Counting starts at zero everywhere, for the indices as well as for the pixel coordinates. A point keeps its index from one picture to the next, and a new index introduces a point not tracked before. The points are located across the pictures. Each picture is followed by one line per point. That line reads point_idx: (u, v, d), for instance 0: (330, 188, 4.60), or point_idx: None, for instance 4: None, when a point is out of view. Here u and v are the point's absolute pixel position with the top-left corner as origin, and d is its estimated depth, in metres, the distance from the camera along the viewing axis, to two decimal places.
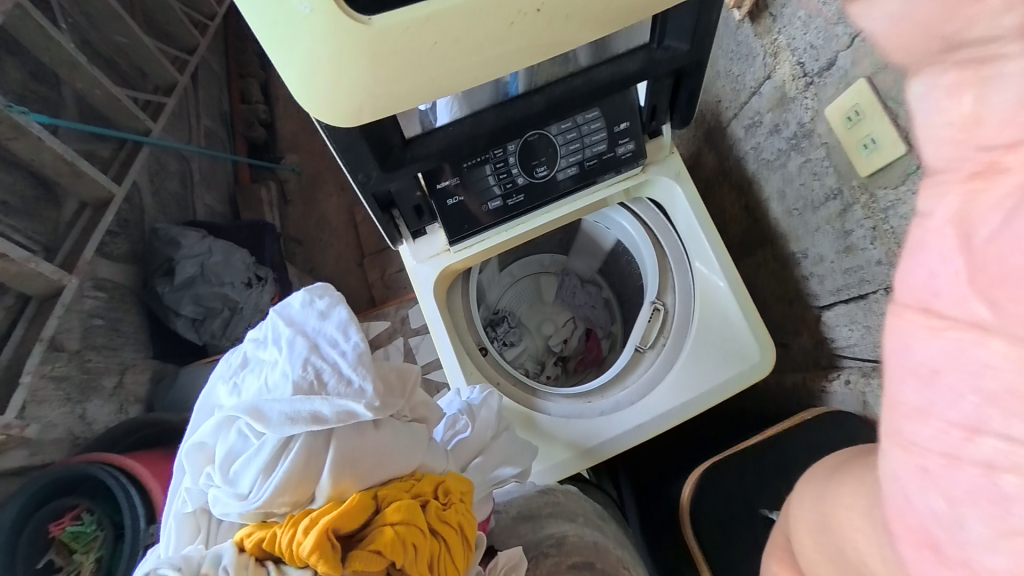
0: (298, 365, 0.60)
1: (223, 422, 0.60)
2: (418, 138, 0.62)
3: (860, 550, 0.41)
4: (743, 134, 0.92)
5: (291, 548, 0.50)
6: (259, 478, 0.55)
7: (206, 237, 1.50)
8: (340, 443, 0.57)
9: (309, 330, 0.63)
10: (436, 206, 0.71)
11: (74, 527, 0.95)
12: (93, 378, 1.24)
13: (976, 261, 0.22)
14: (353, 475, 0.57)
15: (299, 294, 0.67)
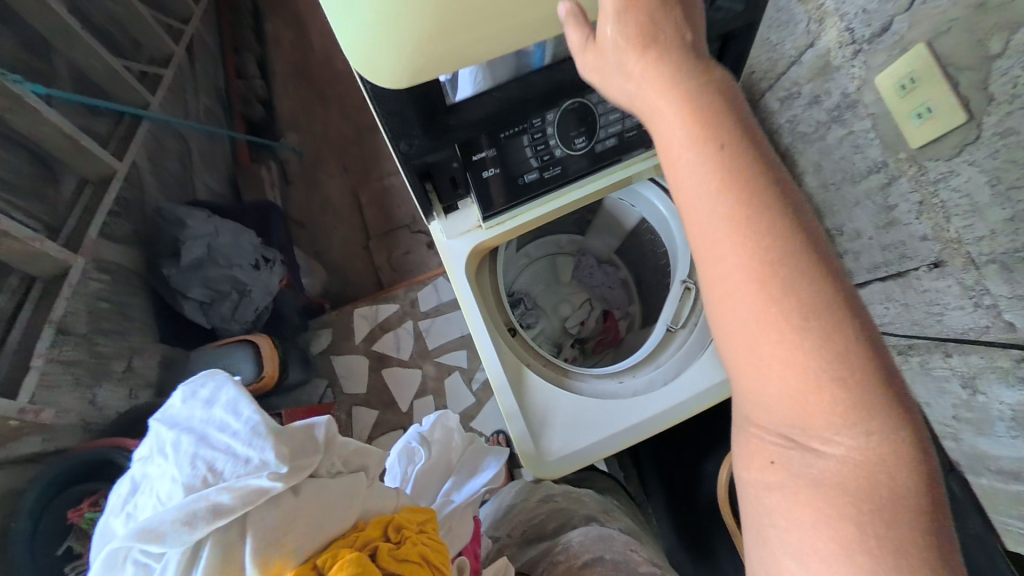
0: (184, 467, 0.48)
1: (106, 563, 0.47)
2: (462, 103, 0.59)
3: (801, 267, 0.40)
4: (779, 106, 0.89)
5: None
6: None
7: (212, 217, 1.45)
8: (257, 528, 0.47)
9: (195, 424, 0.51)
10: (472, 178, 0.69)
11: (93, 513, 0.93)
12: (103, 362, 1.22)
13: None
14: (285, 551, 0.48)
15: (176, 390, 0.54)
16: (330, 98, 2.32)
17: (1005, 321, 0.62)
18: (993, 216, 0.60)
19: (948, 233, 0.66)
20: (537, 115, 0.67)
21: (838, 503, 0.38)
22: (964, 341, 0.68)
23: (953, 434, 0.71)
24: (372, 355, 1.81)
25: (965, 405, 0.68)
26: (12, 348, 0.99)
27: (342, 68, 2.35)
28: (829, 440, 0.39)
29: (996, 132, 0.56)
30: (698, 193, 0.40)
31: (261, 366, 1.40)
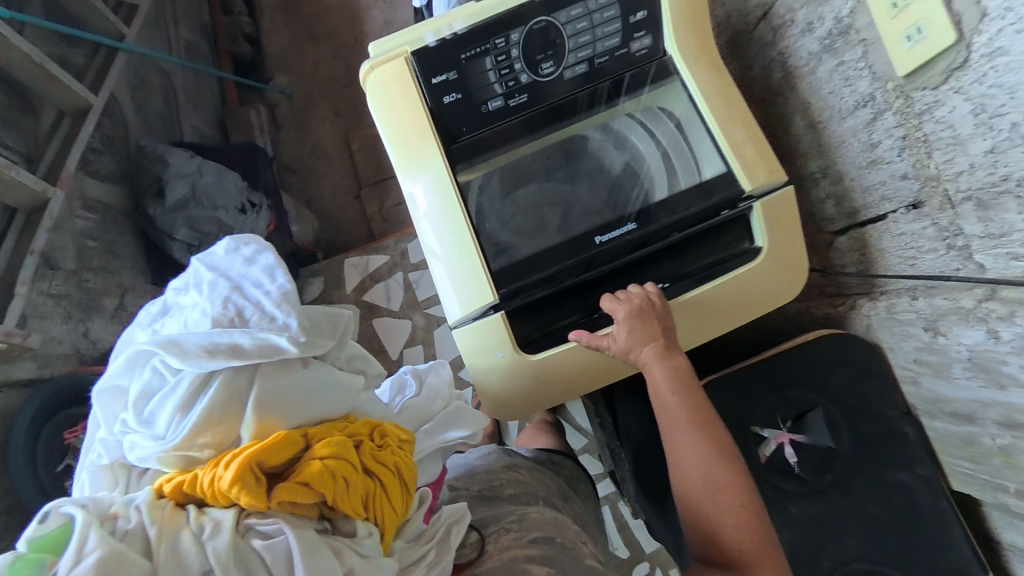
0: (216, 303, 0.51)
1: (136, 357, 0.51)
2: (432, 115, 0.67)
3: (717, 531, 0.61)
4: (770, 38, 0.83)
5: (213, 488, 0.45)
6: (176, 416, 0.48)
7: (195, 157, 1.44)
8: (263, 382, 0.49)
9: (232, 274, 0.53)
10: (432, 103, 0.66)
11: None
12: (93, 298, 1.25)
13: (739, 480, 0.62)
14: (279, 414, 0.50)
15: (224, 240, 0.56)
16: (320, 38, 2.23)
17: (976, 263, 0.60)
18: (974, 148, 0.57)
19: (928, 169, 0.63)
20: (500, 36, 0.66)
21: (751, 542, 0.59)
22: (933, 285, 0.66)
23: (913, 380, 0.70)
24: (362, 305, 1.82)
25: (925, 349, 0.66)
26: None
27: (334, 5, 2.24)
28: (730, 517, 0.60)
29: (985, 52, 0.52)
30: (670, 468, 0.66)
31: None
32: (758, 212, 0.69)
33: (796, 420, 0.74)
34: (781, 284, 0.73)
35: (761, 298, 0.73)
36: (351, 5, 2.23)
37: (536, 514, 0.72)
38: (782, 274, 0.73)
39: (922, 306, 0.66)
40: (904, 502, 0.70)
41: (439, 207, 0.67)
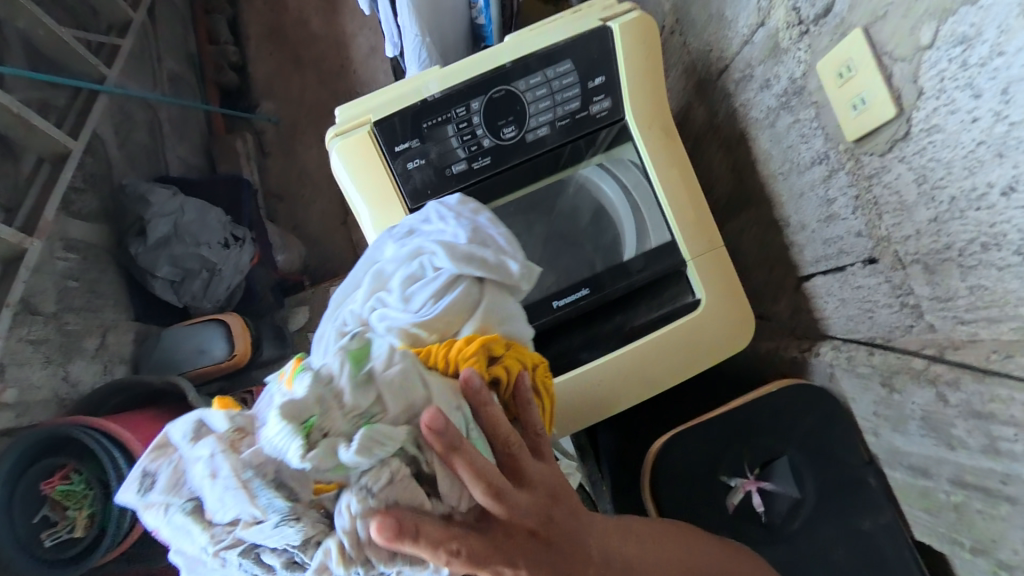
0: (464, 224, 0.54)
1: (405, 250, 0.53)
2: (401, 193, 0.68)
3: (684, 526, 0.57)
4: (734, 88, 0.86)
5: (448, 355, 0.46)
6: (426, 301, 0.49)
7: (177, 196, 1.45)
8: (491, 297, 0.51)
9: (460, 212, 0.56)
10: (396, 169, 0.68)
11: (64, 485, 0.97)
12: (74, 339, 1.25)
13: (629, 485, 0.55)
14: (496, 324, 0.51)
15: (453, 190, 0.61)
16: (306, 65, 2.25)
17: (926, 322, 0.61)
18: (919, 215, 0.58)
19: (880, 229, 0.64)
20: (461, 104, 0.67)
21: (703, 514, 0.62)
22: (891, 340, 0.67)
23: (873, 429, 0.72)
24: None
25: (883, 403, 0.68)
26: None
27: (319, 32, 2.27)
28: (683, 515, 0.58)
29: (924, 128, 0.54)
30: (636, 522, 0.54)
31: (230, 343, 1.43)
32: (692, 266, 0.72)
33: (763, 466, 0.76)
34: (727, 339, 0.73)
35: (711, 349, 0.73)
36: (336, 32, 2.25)
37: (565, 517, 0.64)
38: (730, 328, 0.73)
39: (878, 363, 0.69)
40: (869, 550, 0.71)
41: None
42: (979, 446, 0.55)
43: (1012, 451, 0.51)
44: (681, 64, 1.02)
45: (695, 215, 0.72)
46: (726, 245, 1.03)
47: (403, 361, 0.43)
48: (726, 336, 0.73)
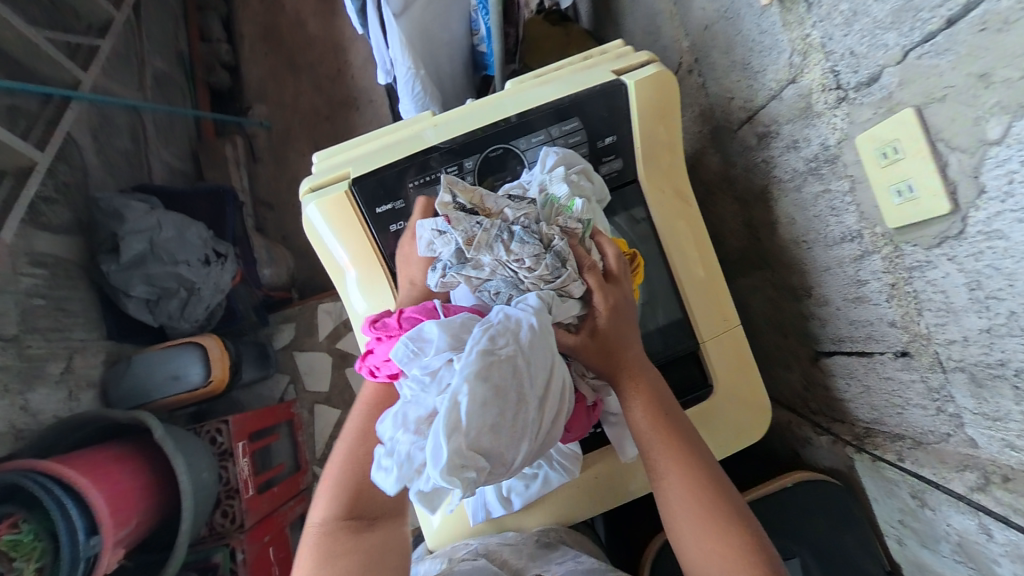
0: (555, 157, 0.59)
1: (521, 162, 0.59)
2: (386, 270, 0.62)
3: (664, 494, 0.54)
4: (755, 142, 0.80)
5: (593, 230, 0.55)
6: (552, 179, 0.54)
7: (154, 210, 1.37)
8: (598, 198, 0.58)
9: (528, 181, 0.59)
10: (377, 231, 0.60)
11: (11, 535, 0.87)
12: (37, 365, 1.17)
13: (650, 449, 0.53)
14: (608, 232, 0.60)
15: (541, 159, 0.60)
16: (302, 69, 2.19)
17: (967, 435, 0.56)
18: (967, 321, 0.52)
19: (918, 326, 0.59)
20: (454, 162, 0.60)
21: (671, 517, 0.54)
22: (921, 444, 0.62)
23: (897, 536, 0.69)
24: (335, 353, 1.74)
25: (910, 514, 0.65)
26: None
27: (316, 34, 2.20)
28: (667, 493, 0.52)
29: (981, 230, 0.48)
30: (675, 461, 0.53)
31: (207, 368, 1.35)
32: (706, 348, 0.66)
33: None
34: (741, 430, 0.67)
35: (723, 443, 0.66)
36: (333, 35, 2.19)
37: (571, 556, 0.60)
38: (742, 417, 0.67)
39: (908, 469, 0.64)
40: None
41: None
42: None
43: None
44: (695, 107, 0.95)
45: (709, 291, 0.66)
46: (737, 301, 0.97)
47: (584, 222, 0.53)
48: (739, 427, 0.67)
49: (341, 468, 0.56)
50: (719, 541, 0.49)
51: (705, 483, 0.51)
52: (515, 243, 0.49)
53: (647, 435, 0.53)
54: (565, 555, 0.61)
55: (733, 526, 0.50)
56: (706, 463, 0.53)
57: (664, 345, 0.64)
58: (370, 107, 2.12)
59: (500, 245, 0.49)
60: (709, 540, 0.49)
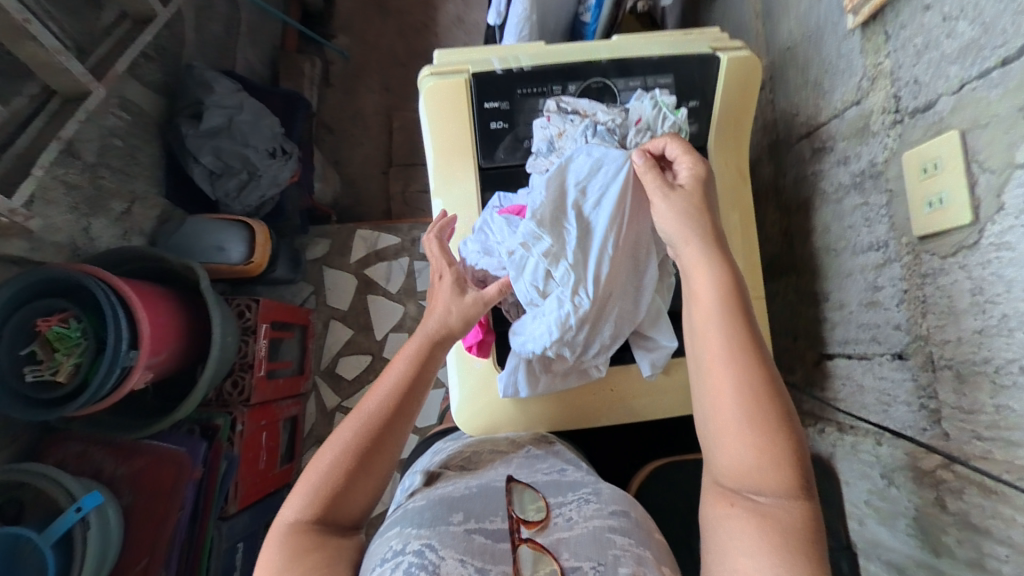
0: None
1: None
2: (473, 158, 0.72)
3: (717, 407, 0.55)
4: (809, 156, 0.89)
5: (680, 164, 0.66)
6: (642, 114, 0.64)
7: (239, 92, 1.46)
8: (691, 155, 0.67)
9: None
10: (479, 125, 0.71)
11: (60, 328, 0.97)
12: (103, 197, 1.26)
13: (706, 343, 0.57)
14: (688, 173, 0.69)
15: None
16: (390, 13, 2.29)
17: (942, 429, 0.64)
18: (965, 324, 0.61)
19: (921, 328, 0.67)
20: (559, 83, 0.69)
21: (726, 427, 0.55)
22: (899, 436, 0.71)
23: (858, 517, 0.78)
24: (361, 278, 1.83)
25: (877, 495, 0.74)
26: (18, 150, 0.95)
27: None
28: (716, 401, 0.55)
29: (993, 241, 0.57)
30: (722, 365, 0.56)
31: (251, 249, 1.45)
32: None
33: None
34: None
35: None
36: None
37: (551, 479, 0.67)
38: None
39: (883, 455, 0.73)
40: None
41: (449, 246, 0.73)
42: (965, 558, 0.60)
43: (998, 569, 0.56)
44: (759, 120, 1.05)
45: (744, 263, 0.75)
46: None
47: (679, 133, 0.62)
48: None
49: (330, 459, 0.60)
50: (763, 436, 0.53)
51: (760, 388, 0.54)
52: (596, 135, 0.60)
53: (704, 325, 0.58)
54: (551, 464, 0.70)
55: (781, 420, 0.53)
56: (748, 337, 0.56)
57: None
58: None
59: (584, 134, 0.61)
60: (754, 431, 0.53)
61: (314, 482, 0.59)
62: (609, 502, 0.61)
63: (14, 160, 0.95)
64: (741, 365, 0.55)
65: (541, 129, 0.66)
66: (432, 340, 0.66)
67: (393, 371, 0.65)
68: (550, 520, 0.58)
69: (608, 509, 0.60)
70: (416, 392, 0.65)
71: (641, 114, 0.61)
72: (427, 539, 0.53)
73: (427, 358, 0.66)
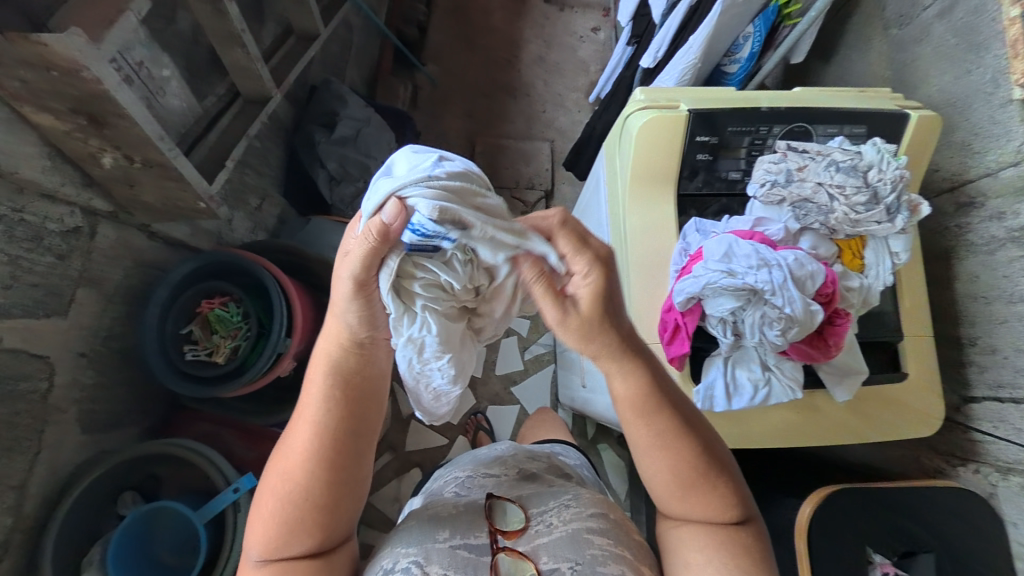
0: None
1: None
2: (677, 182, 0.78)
3: (662, 467, 0.64)
4: (952, 210, 0.96)
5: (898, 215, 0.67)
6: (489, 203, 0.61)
7: (368, 107, 1.56)
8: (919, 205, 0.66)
9: None
10: (688, 155, 0.77)
11: (220, 310, 1.01)
12: (243, 191, 1.32)
13: (671, 440, 0.63)
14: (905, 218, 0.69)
15: None
16: (478, 47, 2.44)
17: None
18: None
19: None
20: (766, 124, 0.77)
21: (673, 488, 0.65)
22: None
23: None
24: None
25: None
26: (209, 143, 1.02)
27: (499, 25, 2.47)
28: (655, 460, 0.65)
29: None
30: (659, 439, 0.63)
31: None
32: (905, 342, 0.78)
33: (904, 555, 0.79)
34: (920, 419, 0.77)
35: (899, 425, 0.76)
36: (514, 31, 2.47)
37: (589, 494, 0.72)
38: (918, 409, 0.77)
39: None
40: None
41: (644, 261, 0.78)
42: None
43: None
44: None
45: (919, 296, 0.78)
46: None
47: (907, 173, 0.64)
48: (912, 417, 0.77)
49: (279, 501, 0.57)
50: (701, 509, 0.64)
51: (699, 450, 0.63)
52: (841, 175, 0.62)
53: (637, 410, 0.64)
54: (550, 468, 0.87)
55: (707, 486, 0.63)
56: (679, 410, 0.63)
57: (873, 328, 0.78)
58: (526, 99, 2.39)
59: (826, 173, 0.63)
60: (692, 503, 0.64)
61: (270, 524, 0.57)
62: (589, 504, 0.69)
63: (207, 152, 1.01)
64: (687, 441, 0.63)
65: (776, 164, 0.66)
66: (333, 360, 0.57)
67: (312, 406, 0.57)
68: (530, 527, 0.66)
69: (588, 511, 0.67)
70: (364, 417, 0.59)
71: (865, 157, 0.66)
72: (413, 557, 0.61)
73: (347, 377, 0.57)
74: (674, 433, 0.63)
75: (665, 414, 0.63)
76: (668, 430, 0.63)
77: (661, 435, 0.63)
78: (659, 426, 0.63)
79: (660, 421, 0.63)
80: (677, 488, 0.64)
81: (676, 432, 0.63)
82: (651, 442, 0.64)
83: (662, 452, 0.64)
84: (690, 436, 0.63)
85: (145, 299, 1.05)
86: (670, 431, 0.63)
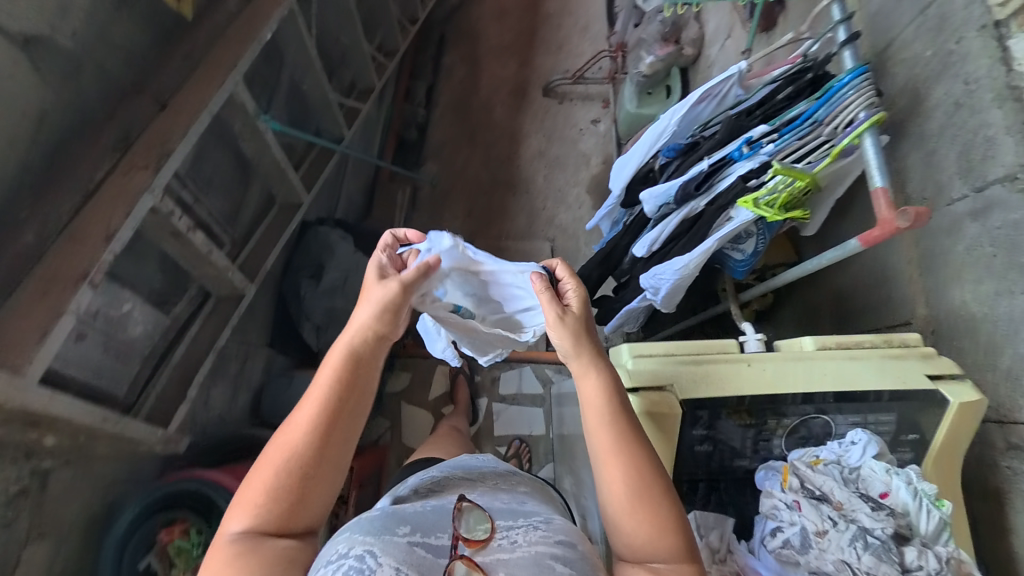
0: None
1: None
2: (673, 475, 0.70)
3: (611, 485, 0.59)
4: (1000, 448, 0.84)
5: None
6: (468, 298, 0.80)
7: (357, 252, 1.50)
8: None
9: None
10: (683, 445, 0.69)
11: (181, 541, 0.96)
12: (224, 364, 1.26)
13: (609, 463, 0.59)
14: None
15: None
16: (478, 145, 2.40)
17: None
18: None
19: None
20: (773, 414, 0.68)
21: (624, 499, 0.58)
22: None
23: None
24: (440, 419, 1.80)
25: None
26: (175, 362, 0.96)
27: (499, 121, 2.44)
28: (609, 482, 0.59)
29: None
30: (606, 439, 0.60)
31: None
32: None
33: None
34: None
35: None
36: (515, 127, 2.42)
37: (562, 525, 0.64)
38: None
39: None
40: None
41: None
42: None
43: None
44: None
45: None
46: None
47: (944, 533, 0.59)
48: None
49: (280, 476, 0.57)
50: (651, 519, 0.57)
51: (638, 452, 0.59)
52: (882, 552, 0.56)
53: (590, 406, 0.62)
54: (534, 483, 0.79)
55: (656, 491, 0.58)
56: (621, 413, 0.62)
57: None
58: (527, 196, 2.31)
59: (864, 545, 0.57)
60: (640, 514, 0.57)
61: (259, 491, 0.56)
62: (559, 531, 0.61)
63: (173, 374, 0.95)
64: (641, 467, 0.58)
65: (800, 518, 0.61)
66: (353, 348, 0.62)
67: (321, 388, 0.60)
68: (494, 540, 0.57)
69: (556, 539, 0.59)
70: (354, 403, 0.61)
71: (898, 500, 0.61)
72: (369, 546, 0.52)
73: (347, 374, 0.61)
74: (619, 469, 0.59)
75: (615, 438, 0.60)
76: (601, 439, 0.61)
77: (606, 449, 0.60)
78: (600, 444, 0.61)
79: (592, 448, 0.61)
80: (640, 505, 0.58)
81: (620, 459, 0.59)
82: (602, 460, 0.60)
83: (612, 459, 0.60)
84: (638, 443, 0.60)
85: (110, 523, 0.98)
86: (609, 451, 0.60)
